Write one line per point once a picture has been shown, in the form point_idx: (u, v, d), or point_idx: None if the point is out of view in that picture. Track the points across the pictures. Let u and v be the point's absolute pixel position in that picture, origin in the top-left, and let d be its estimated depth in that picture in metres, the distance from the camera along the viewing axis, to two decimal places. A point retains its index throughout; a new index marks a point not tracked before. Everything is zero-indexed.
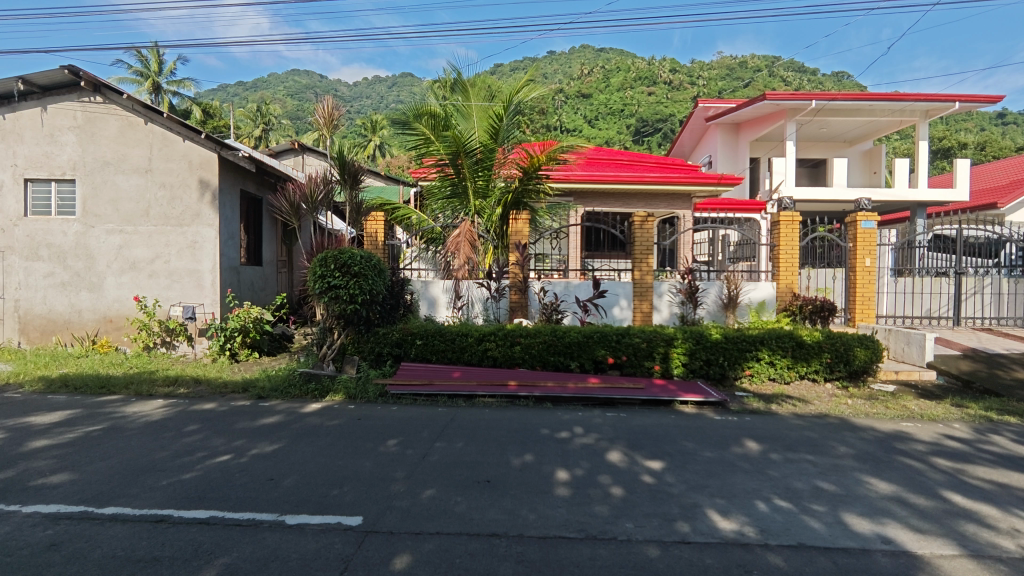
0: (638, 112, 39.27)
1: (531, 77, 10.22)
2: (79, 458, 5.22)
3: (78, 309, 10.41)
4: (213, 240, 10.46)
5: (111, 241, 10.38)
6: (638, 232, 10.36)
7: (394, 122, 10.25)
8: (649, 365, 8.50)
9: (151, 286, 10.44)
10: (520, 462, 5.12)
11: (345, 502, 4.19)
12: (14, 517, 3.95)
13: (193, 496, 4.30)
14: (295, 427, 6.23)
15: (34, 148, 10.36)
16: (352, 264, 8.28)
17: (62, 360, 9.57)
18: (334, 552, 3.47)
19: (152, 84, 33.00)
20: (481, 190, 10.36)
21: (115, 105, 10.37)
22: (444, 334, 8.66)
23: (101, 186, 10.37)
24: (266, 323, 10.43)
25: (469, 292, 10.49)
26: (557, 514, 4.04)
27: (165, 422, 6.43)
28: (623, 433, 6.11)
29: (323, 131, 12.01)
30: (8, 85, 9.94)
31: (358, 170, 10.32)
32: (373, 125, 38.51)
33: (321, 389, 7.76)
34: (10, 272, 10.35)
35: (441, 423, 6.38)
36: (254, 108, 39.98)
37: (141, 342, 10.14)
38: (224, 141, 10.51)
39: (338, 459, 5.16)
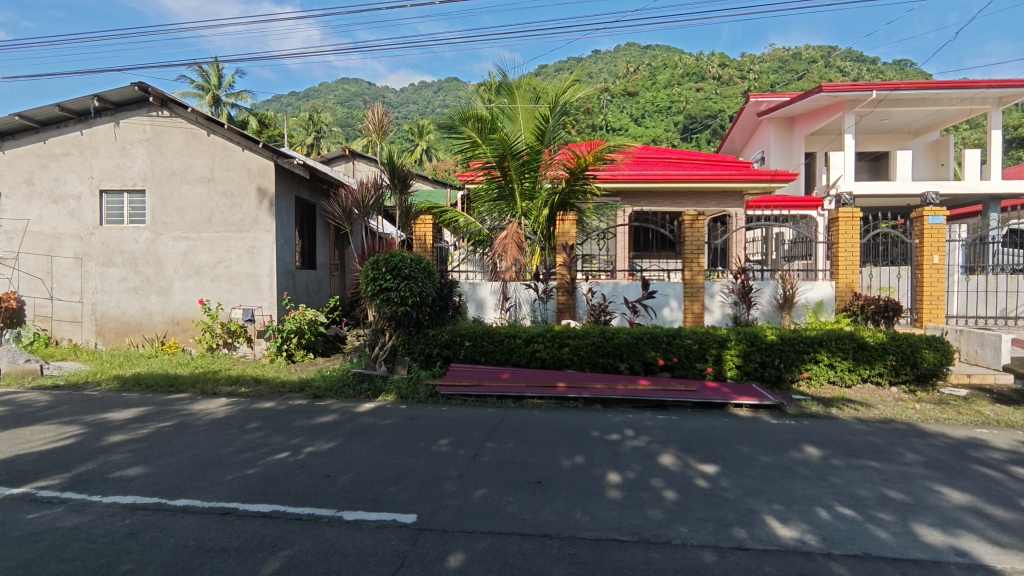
0: (686, 109, 38.62)
1: (577, 77, 10.21)
2: (152, 453, 5.53)
3: (148, 311, 11.01)
4: (270, 245, 10.89)
5: (178, 247, 10.95)
6: (689, 232, 10.18)
7: (442, 126, 10.42)
8: (701, 367, 8.33)
9: (214, 289, 10.96)
10: (571, 463, 5.11)
11: (400, 500, 4.28)
12: (95, 507, 4.22)
13: (256, 491, 4.49)
14: (350, 426, 6.41)
15: (108, 161, 11.04)
16: (403, 267, 8.45)
17: (134, 360, 10.16)
18: (390, 548, 3.55)
19: (213, 97, 34.63)
20: (528, 193, 10.40)
21: (181, 118, 10.95)
22: (492, 335, 8.72)
23: (169, 195, 10.96)
24: (320, 325, 10.76)
25: (516, 294, 10.50)
26: (610, 516, 4.01)
27: (229, 420, 6.74)
28: (676, 436, 6.00)
29: (373, 137, 12.33)
30: (85, 103, 10.65)
31: (408, 175, 10.55)
32: (420, 131, 39.23)
33: (374, 389, 7.96)
34: (88, 277, 11.06)
35: (492, 423, 6.45)
36: (307, 118, 41.40)
37: (205, 343, 10.63)
38: (280, 150, 10.91)
39: (392, 457, 5.28)
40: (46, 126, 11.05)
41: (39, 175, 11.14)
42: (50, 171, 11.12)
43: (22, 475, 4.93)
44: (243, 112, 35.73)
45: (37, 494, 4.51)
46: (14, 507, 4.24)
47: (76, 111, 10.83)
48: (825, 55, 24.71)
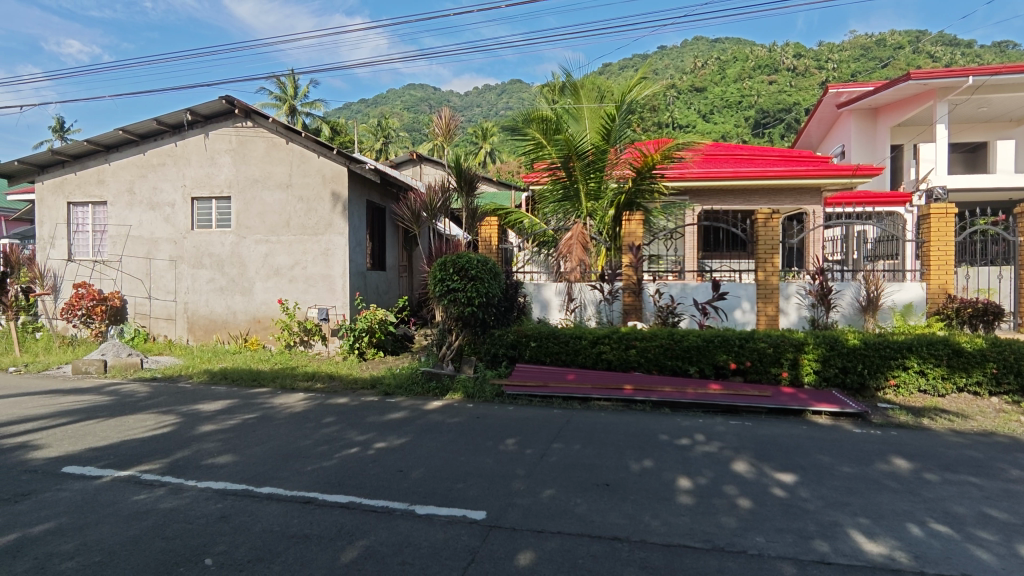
0: (758, 103, 37.11)
1: (644, 75, 10.13)
2: (239, 442, 5.91)
3: (233, 310, 11.74)
4: (343, 247, 11.36)
5: (259, 250, 11.60)
6: (762, 231, 9.81)
7: (508, 129, 10.52)
8: (776, 372, 7.99)
9: (292, 290, 11.54)
10: (640, 467, 5.03)
11: (470, 496, 4.37)
12: (190, 491, 4.55)
13: (333, 482, 4.71)
14: (420, 422, 6.59)
15: (198, 170, 11.85)
16: (470, 268, 8.58)
17: (221, 355, 10.87)
18: (461, 543, 3.63)
19: (289, 107, 36.48)
20: (594, 193, 10.33)
21: (263, 128, 11.61)
22: (558, 336, 8.72)
23: (251, 201, 11.64)
24: (389, 324, 11.10)
25: (581, 295, 10.44)
26: (682, 522, 3.92)
27: (307, 414, 7.09)
28: (750, 442, 5.79)
29: (440, 141, 12.61)
30: (179, 116, 11.49)
31: (474, 177, 10.73)
32: (484, 134, 39.64)
33: (441, 388, 8.15)
34: (181, 278, 11.91)
35: (558, 424, 6.46)
36: (375, 124, 42.79)
37: (284, 340, 11.20)
38: (352, 155, 11.35)
39: (461, 454, 5.39)
40: (144, 138, 11.99)
41: (138, 184, 12.10)
42: (148, 180, 12.05)
43: (127, 459, 5.37)
44: (316, 120, 37.43)
45: (141, 476, 4.91)
46: (121, 488, 4.64)
47: (171, 124, 11.70)
48: (912, 40, 23.16)
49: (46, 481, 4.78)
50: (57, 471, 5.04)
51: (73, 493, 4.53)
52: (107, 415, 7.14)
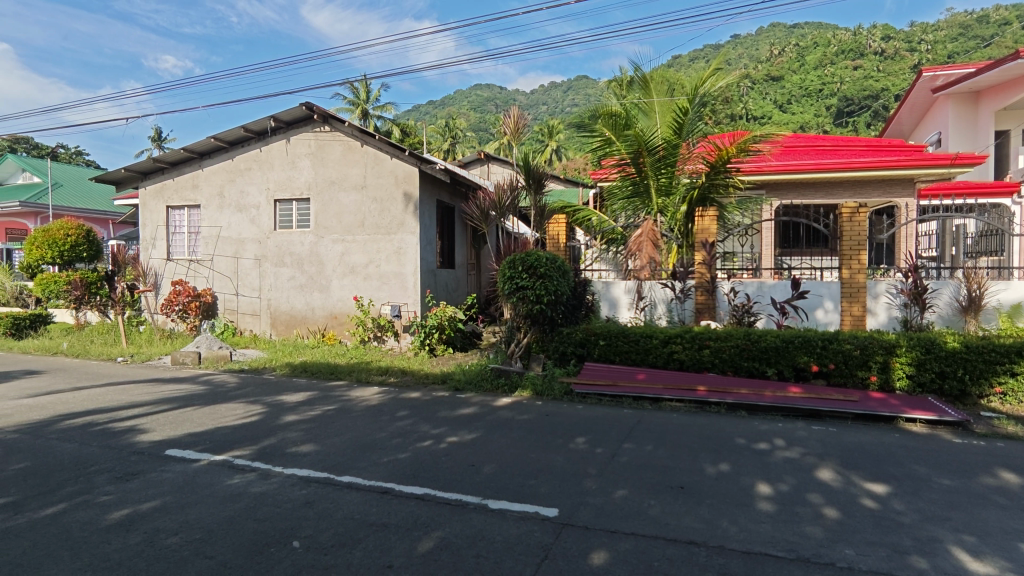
0: (841, 90, 35.02)
1: (717, 66, 9.96)
2: (320, 432, 6.21)
3: (312, 306, 12.32)
4: (415, 245, 11.68)
5: (336, 249, 12.12)
6: (848, 226, 9.23)
7: (576, 125, 10.44)
8: (863, 376, 7.54)
9: (366, 287, 11.97)
10: (716, 470, 4.88)
11: (542, 493, 4.39)
12: (278, 477, 4.83)
13: (409, 473, 4.86)
14: (490, 419, 6.68)
15: (281, 173, 12.51)
16: (539, 266, 8.60)
17: (301, 349, 11.44)
18: (534, 539, 3.65)
19: (362, 111, 37.84)
20: (665, 188, 10.11)
21: (340, 132, 12.11)
22: (628, 335, 8.56)
23: (329, 202, 12.17)
24: (458, 321, 11.29)
25: (651, 294, 10.12)
26: (762, 529, 3.77)
27: (381, 407, 7.34)
28: (835, 449, 5.49)
29: (509, 140, 12.68)
30: (264, 123, 12.17)
31: (542, 175, 10.71)
32: (551, 131, 39.52)
33: (510, 385, 8.22)
34: (265, 276, 12.63)
35: (629, 424, 6.36)
36: (443, 125, 43.60)
37: (359, 335, 11.63)
38: (423, 156, 11.65)
39: (531, 451, 5.42)
40: (233, 145, 12.79)
41: (227, 188, 12.92)
42: (236, 184, 12.85)
43: (220, 445, 5.76)
44: (387, 123, 38.53)
45: (233, 461, 5.26)
46: (216, 472, 4.98)
47: (256, 131, 12.41)
48: (1021, 16, 21.17)
49: (152, 463, 5.21)
50: (160, 453, 5.48)
51: (175, 474, 4.91)
52: (202, 403, 7.69)
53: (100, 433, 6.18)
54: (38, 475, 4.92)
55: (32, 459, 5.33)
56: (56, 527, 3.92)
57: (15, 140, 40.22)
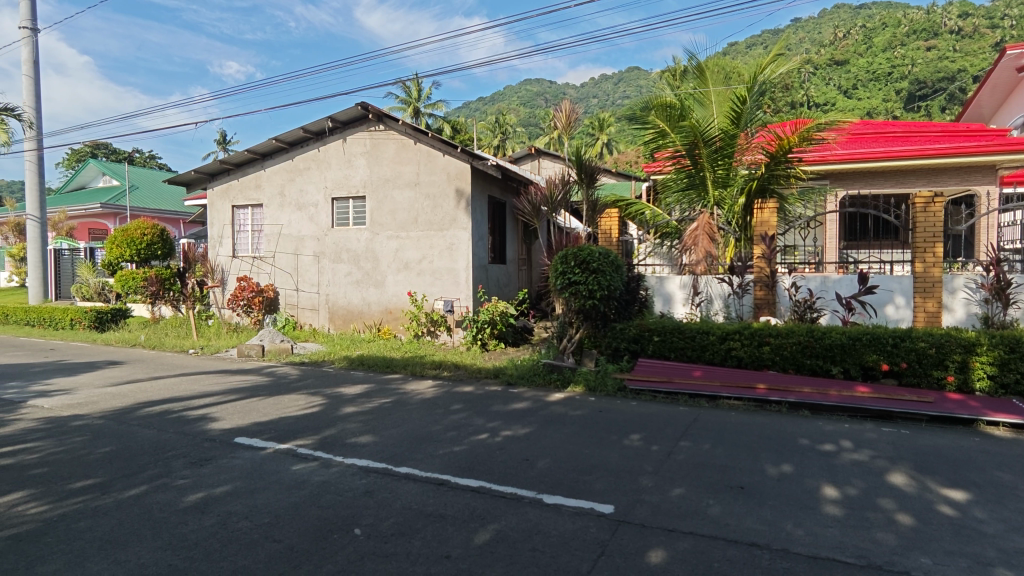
0: (912, 73, 33.03)
1: (777, 52, 9.58)
2: (378, 424, 6.38)
3: (367, 301, 12.65)
4: (467, 241, 11.80)
5: (390, 245, 12.39)
6: (922, 217, 8.68)
7: (628, 117, 10.28)
8: (939, 375, 7.12)
9: (420, 283, 12.18)
10: (778, 471, 4.72)
11: (597, 489, 4.36)
12: (339, 466, 5.00)
13: (464, 466, 4.93)
14: (543, 413, 6.69)
15: (338, 173, 12.89)
16: (591, 261, 8.50)
17: (358, 343, 11.78)
18: (590, 535, 3.64)
19: (414, 109, 38.48)
20: (722, 180, 9.87)
21: (394, 131, 12.35)
22: (683, 331, 8.36)
23: (383, 200, 12.45)
24: (510, 316, 11.35)
25: (708, 289, 9.85)
26: (830, 534, 3.63)
27: (436, 400, 7.48)
28: (909, 453, 5.20)
29: (561, 134, 12.59)
30: (322, 124, 12.55)
31: (595, 169, 10.58)
32: (601, 124, 39.06)
33: (563, 380, 8.20)
34: (323, 273, 13.05)
35: (685, 422, 6.24)
36: (493, 121, 43.77)
37: (413, 330, 11.86)
38: (475, 152, 11.75)
39: (585, 447, 5.39)
40: (293, 145, 13.25)
41: (288, 188, 13.41)
42: (296, 184, 13.32)
43: (285, 434, 6.01)
44: (438, 120, 38.92)
45: (297, 450, 5.47)
46: (282, 459, 5.20)
47: (315, 131, 12.82)
48: None
49: (223, 449, 5.49)
50: (230, 441, 5.77)
51: (244, 461, 5.16)
52: (267, 393, 8.04)
53: (176, 420, 6.56)
54: (122, 458, 5.27)
55: (116, 443, 5.72)
56: (139, 507, 4.19)
57: (94, 146, 43.12)
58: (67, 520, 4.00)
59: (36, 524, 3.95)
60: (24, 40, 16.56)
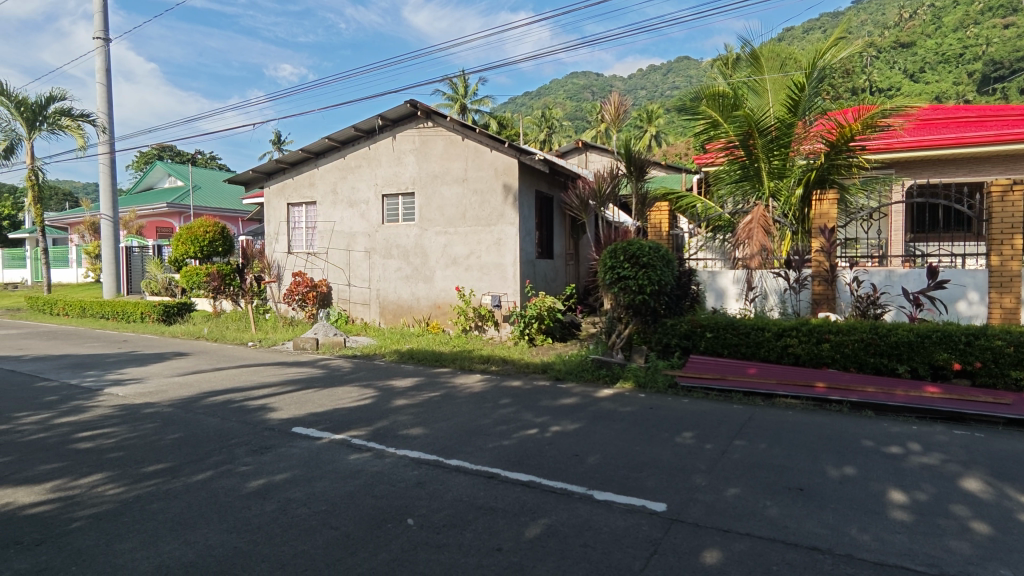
0: (987, 53, 30.91)
1: (839, 35, 9.11)
2: (429, 416, 6.49)
3: (417, 296, 12.86)
4: (515, 236, 11.82)
5: (439, 241, 12.54)
6: (999, 207, 8.14)
7: (678, 108, 10.03)
8: (1018, 376, 6.70)
9: (468, 278, 12.29)
10: (840, 473, 4.53)
11: (649, 487, 4.30)
12: (391, 457, 5.11)
13: (514, 460, 4.95)
14: (592, 409, 6.64)
15: (388, 170, 13.13)
16: (641, 256, 8.36)
17: (407, 337, 12.00)
18: (642, 533, 3.59)
19: (461, 106, 38.76)
20: (777, 171, 9.52)
21: (442, 127, 12.48)
22: (737, 327, 8.11)
23: (432, 196, 12.62)
24: (557, 311, 11.31)
25: (763, 283, 9.54)
26: (898, 540, 3.46)
27: (484, 394, 7.54)
28: (985, 457, 4.90)
29: (610, 127, 12.40)
30: (373, 122, 12.81)
31: (645, 162, 10.38)
32: (649, 116, 38.30)
33: (612, 376, 8.11)
34: (374, 268, 13.35)
35: (739, 420, 6.07)
36: (539, 115, 43.61)
37: (461, 325, 11.97)
38: (523, 147, 11.75)
39: (636, 444, 5.32)
40: (345, 144, 13.57)
41: (340, 185, 13.76)
42: (348, 182, 13.65)
43: (339, 425, 6.19)
44: (484, 115, 39.08)
45: (351, 440, 5.63)
46: (336, 449, 5.36)
47: (365, 130, 13.09)
48: None
49: (282, 438, 5.71)
50: (288, 430, 5.99)
51: (301, 450, 5.34)
52: (321, 385, 8.31)
53: (238, 410, 6.86)
54: (189, 444, 5.55)
55: (183, 430, 6.02)
56: (206, 491, 4.41)
57: (160, 149, 45.47)
58: (141, 501, 4.25)
59: (114, 504, 4.20)
60: (98, 50, 17.57)
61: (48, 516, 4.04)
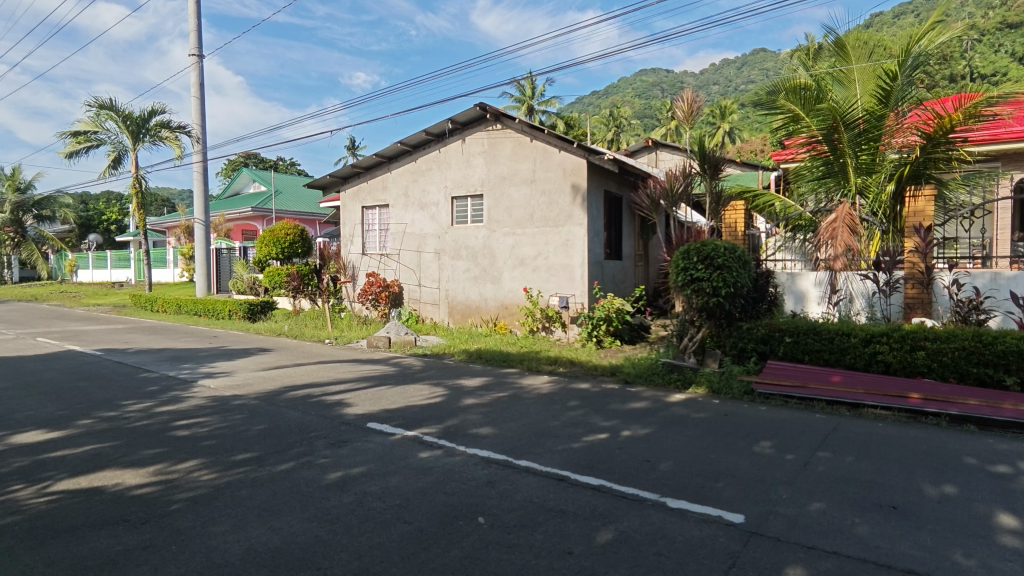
0: None
1: (937, 18, 8.35)
2: (497, 416, 6.55)
3: (485, 297, 13.01)
4: (583, 237, 11.73)
5: (507, 242, 12.64)
6: None
7: (754, 103, 9.55)
8: None
9: (536, 279, 12.31)
10: (939, 492, 4.20)
11: (725, 497, 4.14)
12: (462, 456, 5.19)
13: (584, 463, 4.91)
14: (663, 414, 6.49)
15: (458, 172, 13.37)
16: (716, 257, 8.08)
17: (475, 337, 12.16)
18: (719, 544, 3.47)
19: (528, 107, 38.90)
20: (865, 167, 8.95)
21: (511, 129, 12.57)
22: (820, 332, 7.68)
23: (500, 198, 12.73)
24: (626, 313, 11.14)
25: (848, 286, 8.97)
26: (1010, 569, 3.15)
27: (552, 396, 7.53)
28: None
29: (682, 124, 12.03)
30: (443, 126, 13.09)
31: (719, 160, 9.93)
32: (723, 112, 36.98)
33: (684, 380, 7.88)
34: (444, 269, 13.62)
35: (823, 431, 5.75)
36: (607, 114, 43.00)
37: (528, 326, 11.99)
38: (592, 147, 11.66)
39: (711, 452, 5.15)
40: (416, 147, 13.93)
41: (411, 188, 14.14)
42: (419, 185, 14.01)
43: (411, 421, 6.37)
44: (552, 116, 38.99)
45: (423, 438, 5.76)
46: (409, 446, 5.51)
47: (436, 134, 13.39)
48: None
49: (358, 433, 5.94)
50: (364, 425, 6.22)
51: (376, 445, 5.53)
52: (394, 383, 8.58)
53: (317, 404, 7.20)
54: (273, 435, 5.87)
55: (268, 422, 6.38)
56: (290, 481, 4.65)
57: (247, 156, 48.42)
58: (232, 487, 4.53)
59: (208, 489, 4.51)
60: (193, 66, 18.94)
61: (151, 497, 4.39)
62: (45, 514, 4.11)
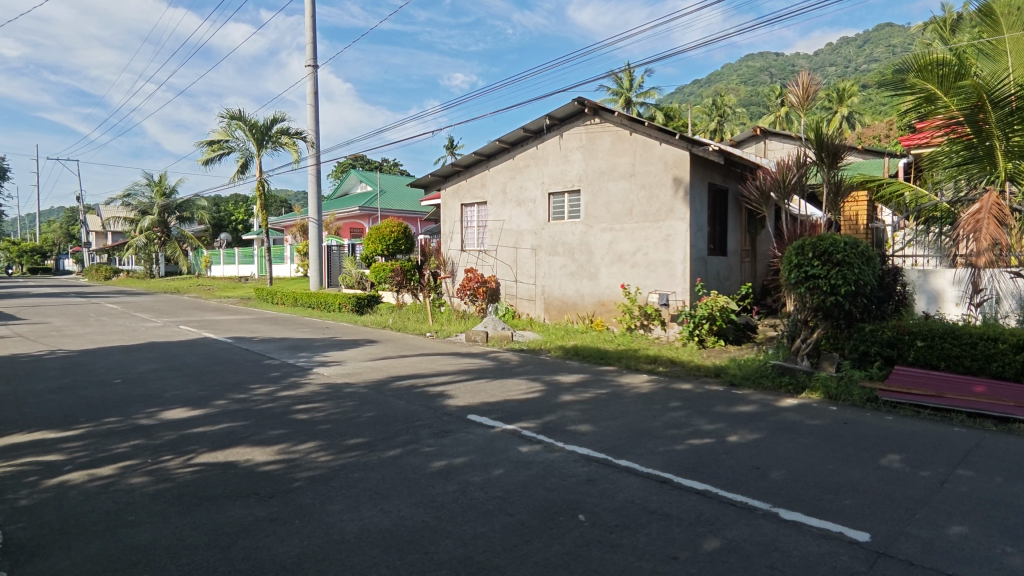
0: None
1: None
2: (596, 414, 6.48)
3: (582, 293, 12.91)
4: (685, 233, 11.33)
5: (605, 238, 12.47)
6: None
7: (878, 83, 8.81)
8: None
9: (634, 275, 12.05)
10: None
11: (848, 512, 3.83)
12: (561, 452, 5.19)
13: (687, 466, 4.75)
14: (774, 419, 6.11)
15: (555, 168, 13.37)
16: (835, 252, 7.48)
17: (572, 333, 12.11)
18: (841, 563, 3.21)
19: (626, 100, 38.00)
20: (1018, 150, 7.71)
21: (609, 123, 12.39)
22: (959, 336, 6.88)
23: (598, 192, 12.58)
24: (731, 312, 10.61)
25: (996, 285, 8.08)
26: None
27: (652, 396, 7.33)
28: None
29: (797, 110, 11.15)
30: (541, 123, 13.14)
31: (840, 148, 9.11)
32: (841, 95, 34.05)
33: (797, 385, 7.37)
34: (540, 265, 13.67)
35: (963, 446, 5.15)
36: (710, 103, 40.95)
37: (626, 323, 11.76)
38: (695, 138, 11.25)
39: (829, 462, 4.78)
40: (515, 145, 14.09)
41: (509, 186, 14.33)
42: (516, 182, 14.16)
43: (510, 415, 6.47)
44: (650, 108, 37.85)
45: (522, 432, 5.83)
46: (509, 439, 5.59)
47: (534, 130, 13.47)
48: None
49: (459, 424, 6.12)
50: (465, 417, 6.40)
51: (477, 437, 5.67)
52: (492, 376, 8.75)
53: (421, 394, 7.51)
54: (382, 422, 6.20)
55: (376, 409, 6.74)
56: (397, 466, 4.88)
57: (354, 159, 51.36)
58: (346, 470, 4.84)
59: (326, 470, 4.84)
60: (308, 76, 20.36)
61: (277, 473, 4.79)
62: (191, 483, 4.61)
